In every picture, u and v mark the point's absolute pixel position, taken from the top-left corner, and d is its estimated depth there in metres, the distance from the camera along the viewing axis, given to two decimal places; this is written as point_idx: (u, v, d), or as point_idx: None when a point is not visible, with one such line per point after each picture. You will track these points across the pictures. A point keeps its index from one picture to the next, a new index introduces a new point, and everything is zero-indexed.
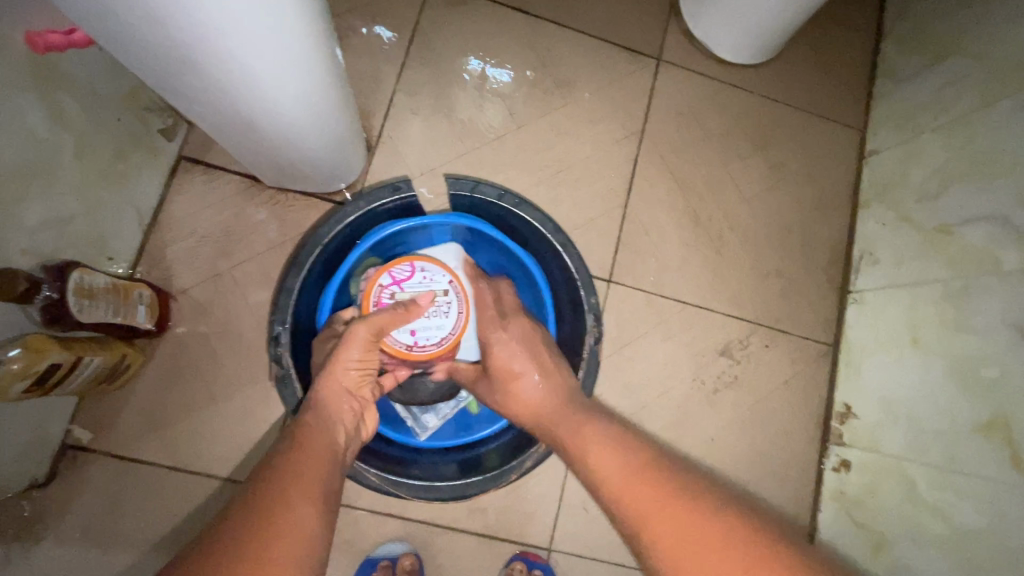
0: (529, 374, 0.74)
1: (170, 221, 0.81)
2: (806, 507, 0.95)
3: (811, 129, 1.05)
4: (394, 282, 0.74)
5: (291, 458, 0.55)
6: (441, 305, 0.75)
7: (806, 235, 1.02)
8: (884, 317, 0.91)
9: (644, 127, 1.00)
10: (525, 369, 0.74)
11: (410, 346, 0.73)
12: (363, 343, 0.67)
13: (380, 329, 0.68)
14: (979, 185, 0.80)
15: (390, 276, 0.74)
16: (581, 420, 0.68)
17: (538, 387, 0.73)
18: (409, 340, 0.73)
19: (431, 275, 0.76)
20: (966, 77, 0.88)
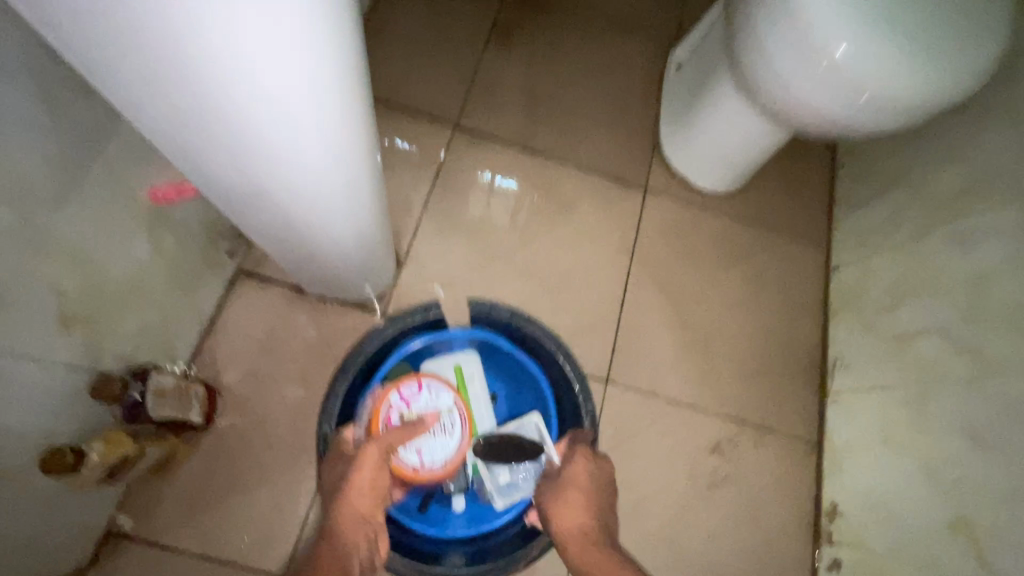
0: (580, 499, 0.78)
1: (224, 326, 0.93)
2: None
3: (781, 247, 1.21)
4: (398, 404, 0.82)
5: None
6: (442, 423, 0.82)
7: (783, 340, 1.13)
8: (859, 418, 1.00)
9: (635, 245, 1.16)
10: (582, 502, 0.78)
11: (416, 466, 0.79)
12: (374, 463, 0.74)
13: (389, 447, 0.76)
14: (926, 302, 0.93)
15: (396, 399, 0.82)
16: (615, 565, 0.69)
17: (592, 516, 0.76)
18: (415, 461, 0.80)
19: (431, 395, 0.84)
20: (904, 209, 1.04)
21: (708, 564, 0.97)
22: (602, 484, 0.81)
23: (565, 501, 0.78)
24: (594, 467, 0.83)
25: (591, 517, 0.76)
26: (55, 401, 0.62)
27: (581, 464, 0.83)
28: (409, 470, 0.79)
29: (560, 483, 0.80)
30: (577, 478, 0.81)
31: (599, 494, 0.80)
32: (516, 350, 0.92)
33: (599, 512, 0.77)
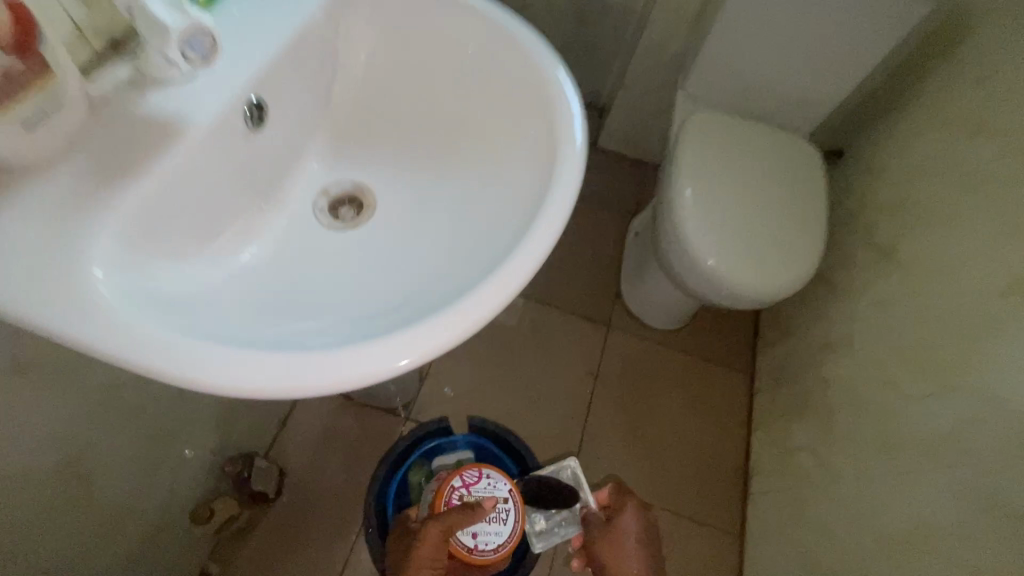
0: (633, 552, 0.95)
1: (292, 424, 1.29)
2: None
3: (713, 373, 1.56)
4: (461, 486, 0.98)
5: None
6: (496, 508, 0.96)
7: (713, 449, 1.45)
8: (765, 515, 1.29)
9: (598, 369, 1.52)
10: (632, 553, 0.95)
11: (471, 547, 0.94)
12: (434, 540, 0.91)
13: (450, 527, 0.92)
14: (803, 425, 1.26)
15: (459, 483, 0.98)
16: None
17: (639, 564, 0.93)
18: (471, 541, 0.95)
19: (490, 481, 0.98)
20: (794, 351, 1.40)
21: None
22: (645, 540, 0.97)
23: (621, 556, 0.95)
24: (643, 521, 0.98)
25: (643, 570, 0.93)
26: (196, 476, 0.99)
27: (631, 523, 0.98)
28: (465, 547, 0.94)
29: (616, 543, 0.96)
30: (630, 539, 0.96)
31: (643, 547, 0.95)
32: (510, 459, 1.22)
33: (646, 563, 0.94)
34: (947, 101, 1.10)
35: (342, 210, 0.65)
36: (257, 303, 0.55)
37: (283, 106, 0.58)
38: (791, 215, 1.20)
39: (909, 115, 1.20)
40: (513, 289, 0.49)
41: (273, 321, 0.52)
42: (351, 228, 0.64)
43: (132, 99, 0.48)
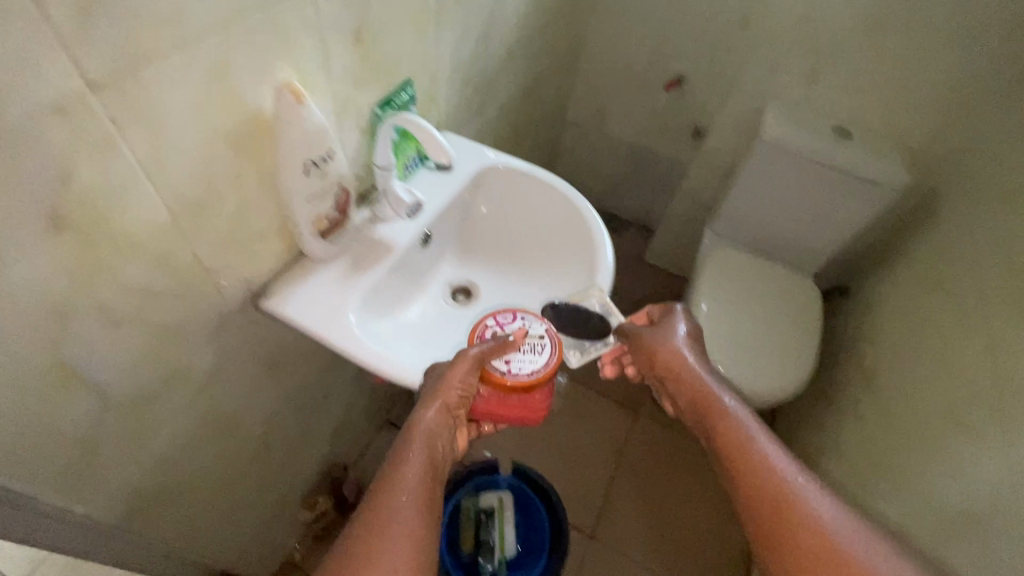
0: (683, 346, 0.88)
1: (371, 453, 1.62)
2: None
3: None
4: (494, 325, 0.84)
5: (403, 465, 0.71)
6: (539, 342, 0.81)
7: None
8: None
9: None
10: (676, 347, 0.87)
11: (505, 372, 0.77)
12: (465, 363, 0.77)
13: (484, 355, 0.78)
14: None
15: (492, 322, 0.84)
16: (719, 399, 0.82)
17: (689, 355, 0.86)
18: (503, 368, 0.78)
19: (529, 323, 0.84)
20: (796, 454, 1.60)
21: None
22: (687, 342, 0.89)
23: (672, 349, 0.87)
24: (690, 334, 0.91)
25: (697, 363, 0.87)
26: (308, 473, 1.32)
27: (676, 331, 0.89)
28: (501, 373, 0.77)
29: (662, 341, 0.87)
30: (677, 337, 0.89)
31: (688, 347, 0.88)
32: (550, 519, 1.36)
33: (694, 359, 0.86)
34: (919, 261, 1.40)
35: (458, 294, 1.04)
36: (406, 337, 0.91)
37: (439, 236, 1.00)
38: (794, 338, 1.48)
39: (894, 273, 1.49)
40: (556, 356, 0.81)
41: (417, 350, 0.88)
42: (464, 307, 1.01)
43: (370, 226, 0.90)
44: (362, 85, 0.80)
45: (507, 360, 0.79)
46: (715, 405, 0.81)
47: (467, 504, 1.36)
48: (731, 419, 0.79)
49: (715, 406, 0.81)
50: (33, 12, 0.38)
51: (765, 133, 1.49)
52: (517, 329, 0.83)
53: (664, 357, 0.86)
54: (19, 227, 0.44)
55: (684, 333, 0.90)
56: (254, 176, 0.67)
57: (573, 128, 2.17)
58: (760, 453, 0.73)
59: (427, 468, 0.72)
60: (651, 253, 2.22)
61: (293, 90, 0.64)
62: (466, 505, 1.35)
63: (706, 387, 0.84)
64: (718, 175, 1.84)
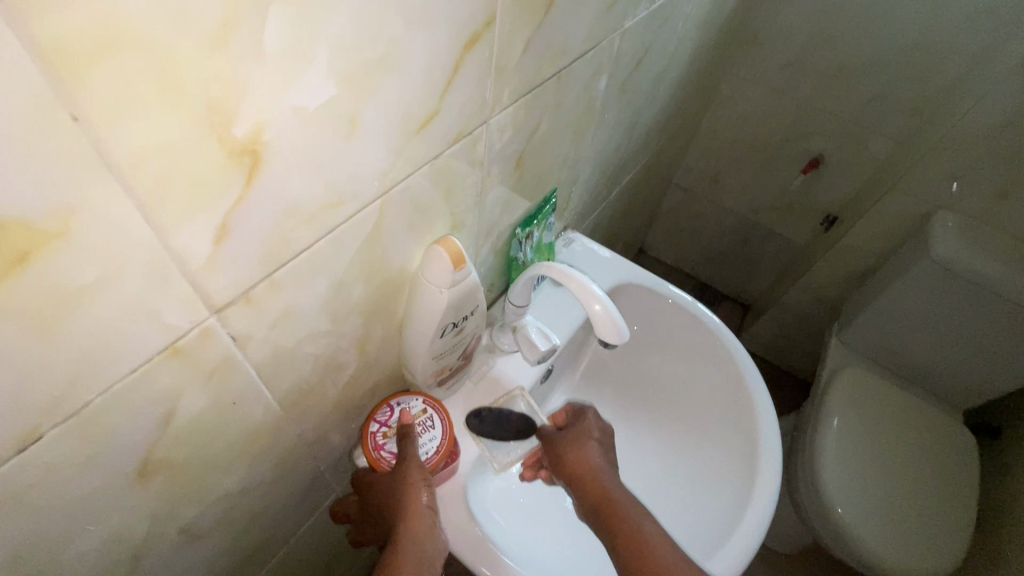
0: (593, 442, 0.68)
1: None
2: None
3: None
4: (377, 425, 0.59)
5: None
6: (427, 419, 0.62)
7: None
8: None
9: None
10: (583, 445, 0.67)
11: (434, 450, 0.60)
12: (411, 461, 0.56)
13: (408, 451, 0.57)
14: None
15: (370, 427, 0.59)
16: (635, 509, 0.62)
17: (601, 455, 0.66)
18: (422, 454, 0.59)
19: (405, 406, 0.61)
20: None
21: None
22: (601, 435, 0.69)
23: (576, 451, 0.66)
24: (602, 426, 0.71)
25: (608, 463, 0.66)
26: None
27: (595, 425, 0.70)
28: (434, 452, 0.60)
29: (569, 443, 0.67)
30: (589, 432, 0.69)
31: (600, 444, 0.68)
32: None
33: (605, 459, 0.66)
34: None
35: None
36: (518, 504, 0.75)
37: (557, 366, 0.84)
38: (941, 502, 1.23)
39: None
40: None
41: (531, 528, 0.72)
42: None
43: (487, 359, 0.74)
44: (508, 208, 0.66)
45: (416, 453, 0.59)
46: (628, 532, 0.59)
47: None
48: (659, 545, 0.58)
49: (630, 529, 0.60)
50: (161, 254, 0.26)
51: (933, 249, 1.25)
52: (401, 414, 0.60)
53: (567, 463, 0.66)
54: (98, 495, 0.32)
55: (594, 420, 0.70)
56: (378, 334, 0.54)
57: (679, 191, 1.95)
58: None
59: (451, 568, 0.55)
60: (748, 337, 1.98)
61: (452, 252, 0.50)
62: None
63: (624, 496, 0.63)
64: (851, 273, 1.60)
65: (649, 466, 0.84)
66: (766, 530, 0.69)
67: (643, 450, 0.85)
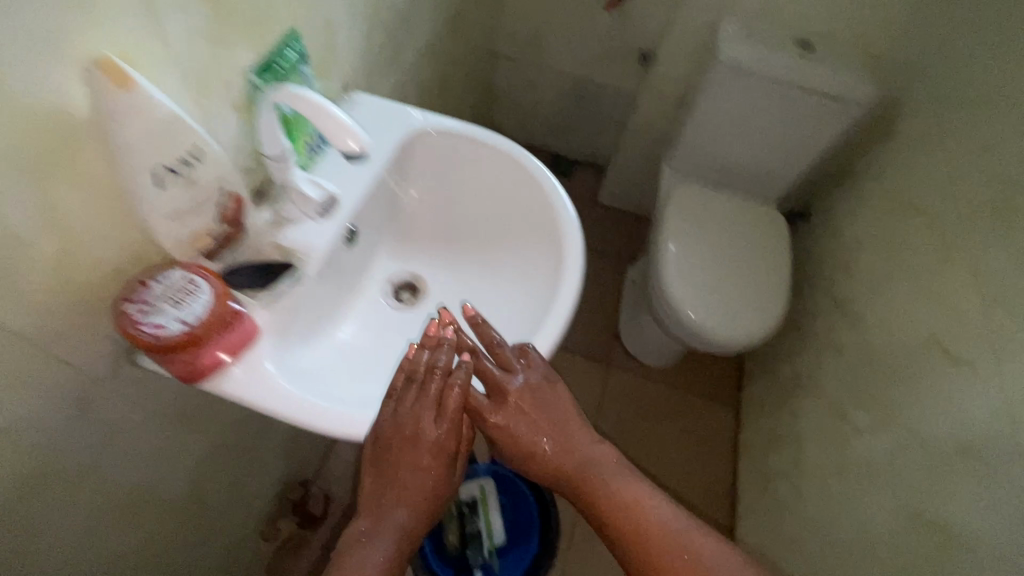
0: (538, 413, 0.65)
1: (334, 456, 1.49)
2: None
3: (704, 408, 1.74)
4: (132, 306, 0.52)
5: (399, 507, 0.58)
6: (193, 285, 0.55)
7: (702, 478, 1.64)
8: (750, 532, 1.46)
9: (601, 404, 1.71)
10: (533, 418, 0.64)
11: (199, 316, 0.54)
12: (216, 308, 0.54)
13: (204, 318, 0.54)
14: (779, 449, 1.45)
15: (130, 306, 0.52)
16: (601, 472, 0.63)
17: (552, 427, 0.64)
18: (184, 323, 0.53)
19: (163, 279, 0.55)
20: (767, 387, 1.60)
21: None
22: (542, 400, 0.65)
23: (526, 427, 0.64)
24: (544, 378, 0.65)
25: (570, 432, 0.65)
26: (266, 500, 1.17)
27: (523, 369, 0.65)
28: (203, 312, 0.54)
29: (516, 419, 0.64)
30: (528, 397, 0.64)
31: (545, 406, 0.65)
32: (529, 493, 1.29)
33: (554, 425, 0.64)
34: (886, 177, 1.34)
35: (402, 294, 0.87)
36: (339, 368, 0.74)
37: (365, 228, 0.81)
38: (771, 281, 1.42)
39: (856, 194, 1.44)
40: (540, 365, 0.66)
41: (357, 382, 0.72)
42: (409, 310, 0.85)
43: (273, 231, 0.69)
44: (223, 49, 0.58)
45: (182, 318, 0.53)
46: (598, 496, 0.62)
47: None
48: (640, 512, 0.60)
49: (608, 495, 0.61)
50: None
51: (721, 54, 1.33)
52: (158, 288, 0.54)
53: (519, 438, 0.64)
54: None
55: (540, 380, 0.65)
56: (80, 200, 0.48)
57: (506, 63, 1.91)
58: (650, 535, 0.59)
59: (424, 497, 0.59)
60: (605, 194, 2.07)
61: (115, 71, 0.44)
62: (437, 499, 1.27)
63: (591, 468, 0.63)
64: (671, 103, 1.69)
65: (477, 296, 0.85)
66: (576, 309, 0.72)
67: (474, 287, 0.86)
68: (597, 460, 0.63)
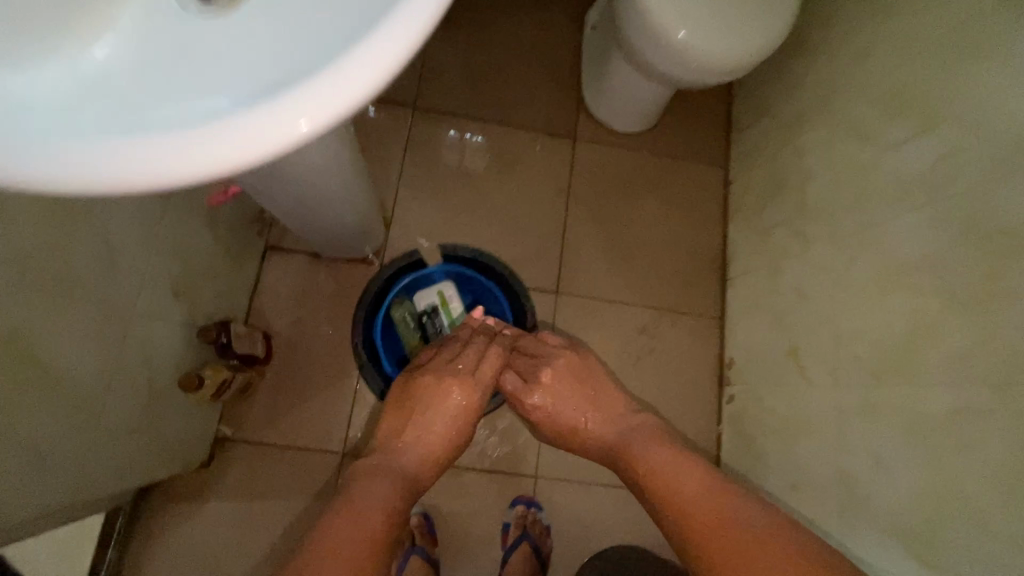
0: (572, 396, 1.03)
1: (265, 289, 1.25)
2: (714, 438, 1.34)
3: (689, 171, 1.50)
4: None
5: (416, 435, 0.95)
6: None
7: (691, 247, 1.46)
8: (744, 294, 1.34)
9: (570, 185, 1.45)
10: (561, 394, 1.03)
11: None
12: None
13: None
14: (779, 200, 1.25)
15: None
16: (662, 464, 0.85)
17: (586, 410, 1.01)
18: None
19: None
20: (767, 132, 1.34)
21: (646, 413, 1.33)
22: (578, 390, 1.03)
23: (565, 408, 1.02)
24: (569, 364, 1.06)
25: (596, 412, 1.01)
26: (177, 351, 0.95)
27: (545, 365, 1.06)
28: None
29: (556, 397, 1.03)
30: (551, 376, 1.05)
31: (580, 401, 1.02)
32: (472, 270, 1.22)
33: (592, 414, 1.01)
34: None
35: None
36: (108, 101, 0.50)
37: None
38: None
39: None
40: (403, 62, 0.40)
41: (167, 117, 0.50)
42: (223, 15, 0.58)
43: None
44: None
45: None
46: (651, 486, 0.84)
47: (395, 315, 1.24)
48: (687, 498, 0.80)
49: (653, 473, 0.85)
50: None
51: None
52: None
53: (559, 403, 1.03)
54: None
55: (574, 358, 1.07)
56: None
57: None
58: (677, 493, 0.81)
59: (443, 430, 0.96)
60: None
61: None
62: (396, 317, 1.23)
63: (645, 468, 0.87)
64: None
65: None
66: None
67: None
68: (658, 469, 0.85)
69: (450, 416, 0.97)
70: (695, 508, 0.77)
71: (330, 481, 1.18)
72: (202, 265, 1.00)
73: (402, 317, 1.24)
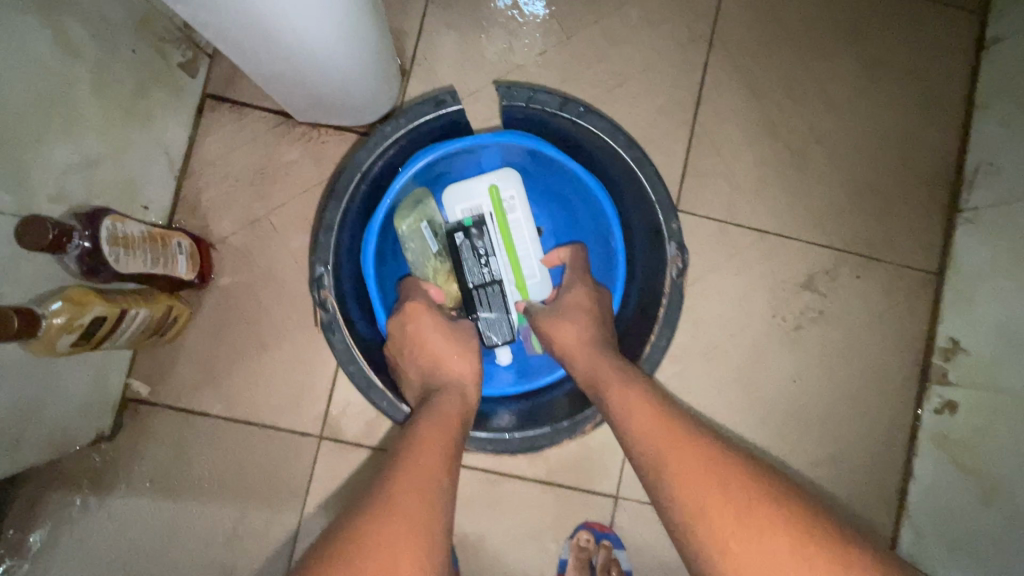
0: (575, 315, 0.66)
1: (201, 166, 0.76)
2: (899, 464, 0.84)
3: (920, 15, 0.86)
4: None
5: (434, 396, 0.59)
6: None
7: (907, 152, 0.85)
8: (1003, 238, 0.76)
9: (714, 26, 0.84)
10: (566, 311, 0.66)
11: None
12: None
13: None
14: None
15: None
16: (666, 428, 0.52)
17: (582, 328, 0.64)
18: None
19: None
20: None
21: (796, 416, 0.83)
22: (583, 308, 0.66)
23: (560, 327, 0.65)
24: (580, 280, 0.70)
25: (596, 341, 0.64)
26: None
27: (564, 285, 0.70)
28: None
29: (554, 313, 0.67)
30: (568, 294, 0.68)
31: (578, 317, 0.66)
32: (571, 161, 0.68)
33: (589, 337, 0.64)
34: None
35: None
36: None
37: None
38: None
39: None
40: None
41: None
42: None
43: None
44: None
45: None
46: (683, 462, 0.49)
47: (406, 228, 0.71)
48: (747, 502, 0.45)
49: (677, 456, 0.49)
50: None
51: None
52: None
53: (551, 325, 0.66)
54: None
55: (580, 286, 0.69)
56: None
57: None
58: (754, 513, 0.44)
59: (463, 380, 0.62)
60: None
61: None
62: (407, 230, 0.71)
63: (647, 426, 0.52)
64: None
65: None
66: None
67: None
68: (671, 433, 0.51)
69: (446, 357, 0.63)
70: (662, 428, 0.52)
71: (297, 480, 0.76)
72: (31, 99, 0.51)
73: (412, 230, 0.71)
